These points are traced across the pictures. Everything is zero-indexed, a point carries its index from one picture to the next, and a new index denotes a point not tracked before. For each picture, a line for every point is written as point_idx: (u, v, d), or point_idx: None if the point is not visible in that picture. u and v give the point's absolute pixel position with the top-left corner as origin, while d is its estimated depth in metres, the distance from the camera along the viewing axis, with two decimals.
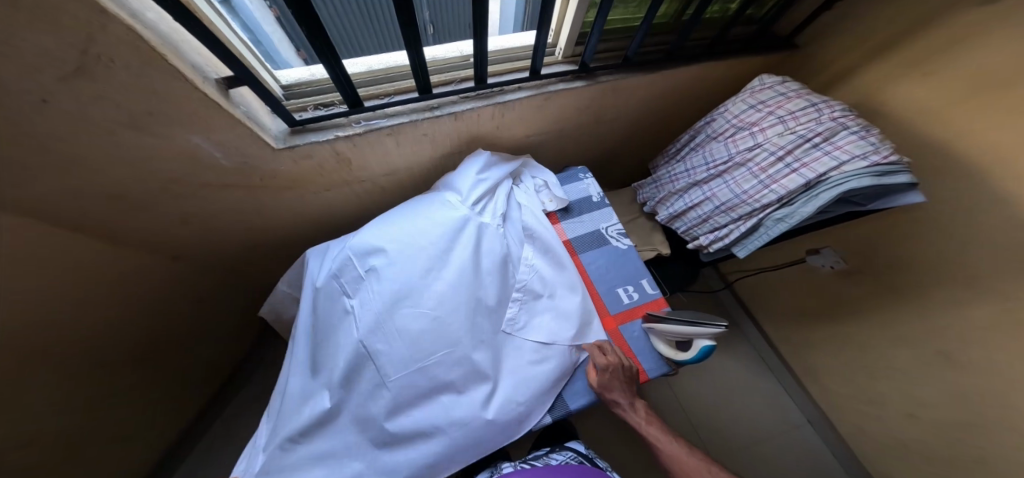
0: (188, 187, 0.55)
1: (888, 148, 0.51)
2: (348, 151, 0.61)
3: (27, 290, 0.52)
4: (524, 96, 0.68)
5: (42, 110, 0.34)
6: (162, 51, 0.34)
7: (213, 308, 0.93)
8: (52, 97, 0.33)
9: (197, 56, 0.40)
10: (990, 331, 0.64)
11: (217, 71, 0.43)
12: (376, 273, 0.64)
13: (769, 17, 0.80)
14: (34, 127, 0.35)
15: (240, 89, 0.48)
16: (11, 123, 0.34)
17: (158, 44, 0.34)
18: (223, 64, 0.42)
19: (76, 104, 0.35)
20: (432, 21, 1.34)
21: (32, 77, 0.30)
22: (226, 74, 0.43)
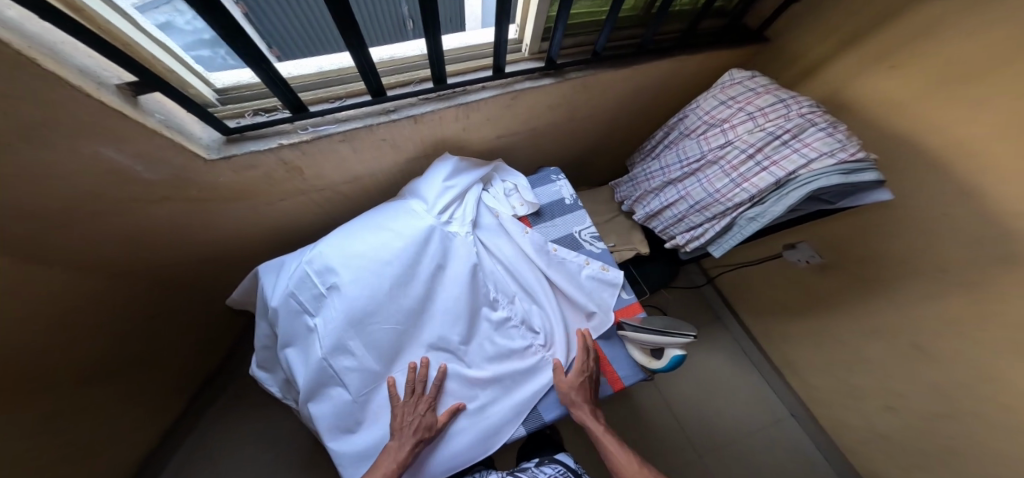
0: (115, 205, 0.50)
1: (855, 145, 0.50)
2: (296, 159, 0.56)
3: None
4: (489, 96, 0.64)
5: None
6: (32, 55, 0.29)
7: (171, 328, 0.88)
8: None
9: (86, 59, 0.36)
10: (958, 325, 0.65)
11: (117, 75, 0.39)
12: (335, 290, 0.60)
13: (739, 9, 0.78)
14: None
15: (154, 94, 0.44)
16: None
17: (29, 48, 0.29)
18: (123, 68, 0.38)
19: None
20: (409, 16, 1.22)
21: None
22: (128, 79, 0.39)
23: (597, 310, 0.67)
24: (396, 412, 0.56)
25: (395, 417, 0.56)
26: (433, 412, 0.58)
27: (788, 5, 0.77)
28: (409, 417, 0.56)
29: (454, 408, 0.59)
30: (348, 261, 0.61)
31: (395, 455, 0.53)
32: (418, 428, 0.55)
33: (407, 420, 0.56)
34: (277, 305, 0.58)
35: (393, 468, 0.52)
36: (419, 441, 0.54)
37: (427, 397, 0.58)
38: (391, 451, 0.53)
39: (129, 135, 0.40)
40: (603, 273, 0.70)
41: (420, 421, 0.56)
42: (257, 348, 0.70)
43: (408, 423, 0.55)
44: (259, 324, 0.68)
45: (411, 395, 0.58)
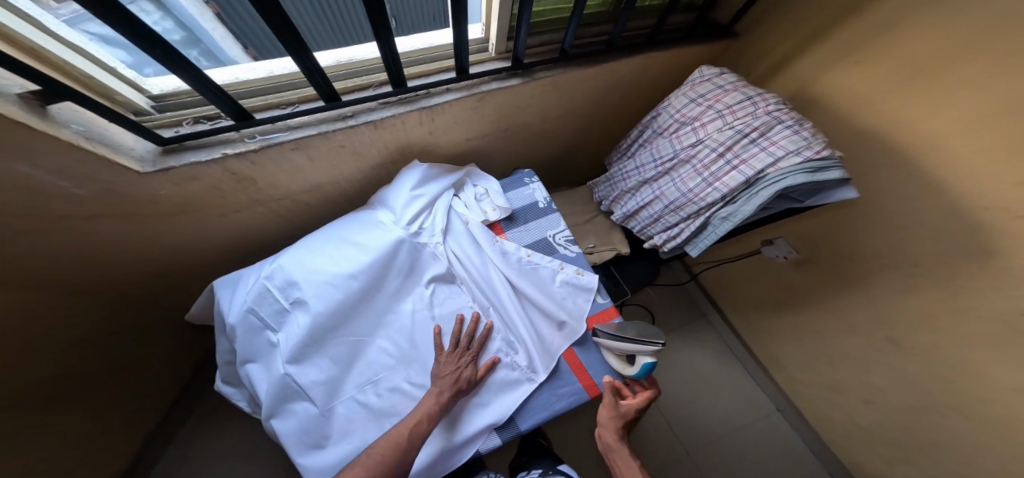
0: (42, 225, 0.46)
1: (821, 142, 0.49)
2: (247, 170, 0.53)
3: None
4: (454, 99, 0.62)
5: None
6: None
7: (130, 349, 0.82)
8: None
9: None
10: (930, 318, 0.66)
11: (20, 84, 0.35)
12: (298, 304, 0.57)
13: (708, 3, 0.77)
14: None
15: (67, 103, 0.40)
16: None
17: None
18: (26, 75, 0.34)
19: None
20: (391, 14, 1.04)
21: None
22: (34, 88, 0.35)
23: (568, 319, 0.65)
24: (440, 361, 0.57)
25: (439, 365, 0.57)
26: (473, 364, 0.59)
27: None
28: (452, 366, 0.57)
29: (489, 360, 0.60)
30: (310, 273, 0.58)
31: (433, 404, 0.53)
32: (457, 381, 0.56)
33: (449, 371, 0.57)
34: (235, 322, 0.55)
35: (430, 415, 0.53)
36: (457, 393, 0.55)
37: (470, 351, 0.59)
38: (429, 400, 0.54)
39: (40, 150, 0.36)
40: (578, 278, 0.69)
41: (462, 374, 0.57)
42: (220, 363, 0.67)
43: (452, 372, 0.57)
44: (220, 341, 0.64)
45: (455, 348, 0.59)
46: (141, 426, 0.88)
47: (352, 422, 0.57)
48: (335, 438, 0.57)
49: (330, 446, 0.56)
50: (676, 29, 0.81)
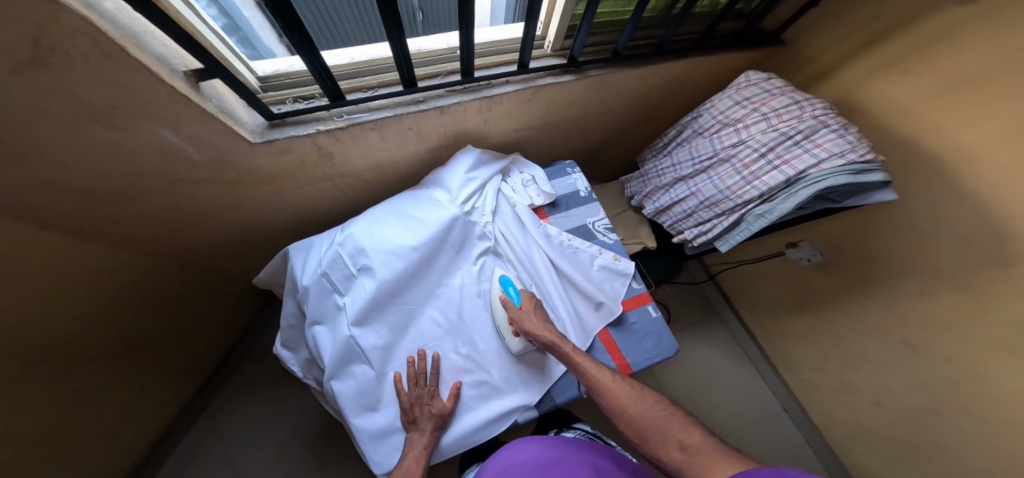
0: (157, 182, 0.52)
1: (864, 147, 0.53)
2: (330, 146, 0.59)
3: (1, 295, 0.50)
4: (512, 90, 0.67)
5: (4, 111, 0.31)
6: (120, 41, 0.31)
7: (193, 307, 0.90)
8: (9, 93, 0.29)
9: (161, 47, 0.38)
10: (949, 322, 0.69)
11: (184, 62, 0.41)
12: (365, 271, 0.63)
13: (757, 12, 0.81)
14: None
15: (210, 82, 0.46)
16: None
17: (119, 36, 0.32)
18: (192, 55, 0.40)
19: (41, 103, 0.32)
20: (418, 7, 0.99)
21: None
22: (194, 67, 0.41)
23: (605, 301, 0.71)
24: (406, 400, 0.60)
25: (410, 411, 0.60)
26: (439, 399, 0.61)
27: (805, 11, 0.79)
28: (423, 411, 0.60)
29: (452, 389, 0.62)
30: (377, 245, 0.64)
31: (417, 443, 0.58)
32: (430, 416, 0.60)
33: (419, 410, 0.60)
34: (309, 284, 0.61)
35: (424, 452, 0.58)
36: (435, 427, 0.60)
37: (431, 387, 0.62)
38: (415, 439, 0.59)
39: (183, 115, 0.42)
40: (615, 263, 0.74)
41: (431, 410, 0.60)
42: (283, 326, 0.73)
43: (426, 417, 0.60)
44: (287, 303, 0.71)
45: (421, 385, 0.62)
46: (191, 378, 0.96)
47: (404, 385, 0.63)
48: (385, 402, 0.63)
49: (381, 410, 0.62)
50: (722, 35, 0.84)
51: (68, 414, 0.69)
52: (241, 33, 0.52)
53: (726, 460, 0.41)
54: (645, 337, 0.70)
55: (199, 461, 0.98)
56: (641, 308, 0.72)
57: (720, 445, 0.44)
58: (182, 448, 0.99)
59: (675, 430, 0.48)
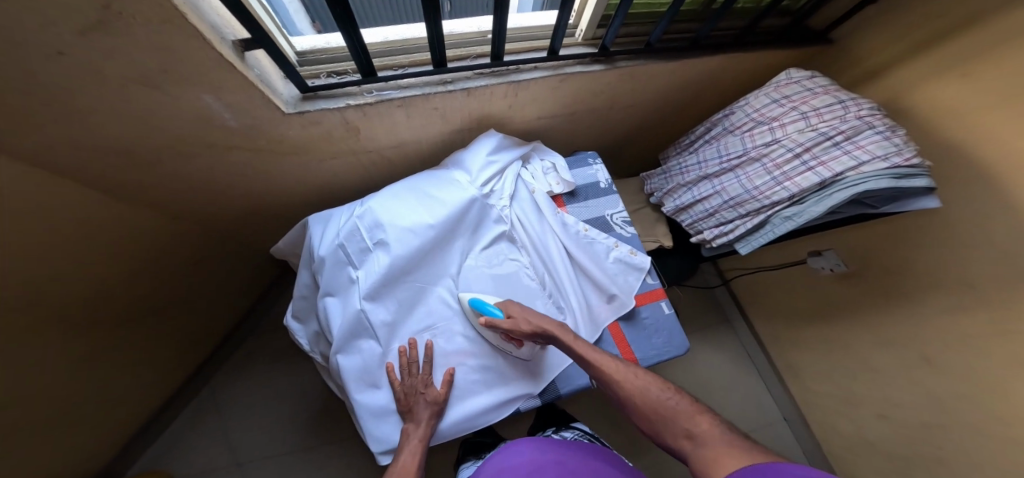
0: (193, 146, 0.54)
1: (910, 150, 0.52)
2: (358, 121, 0.60)
3: (47, 244, 0.53)
4: (540, 76, 0.66)
5: (61, 66, 0.32)
6: (182, 9, 0.32)
7: (213, 270, 0.95)
8: (71, 51, 0.30)
9: (215, 15, 0.39)
10: (973, 343, 0.66)
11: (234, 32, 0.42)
12: (381, 246, 0.64)
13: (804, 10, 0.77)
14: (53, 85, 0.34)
15: (253, 52, 0.47)
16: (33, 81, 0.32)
17: (181, 3, 0.32)
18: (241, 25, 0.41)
19: (97, 61, 0.33)
20: None
21: (54, 32, 0.28)
22: (243, 37, 0.42)
23: (618, 293, 0.70)
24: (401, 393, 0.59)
25: (404, 401, 0.60)
26: (433, 387, 0.61)
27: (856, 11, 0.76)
28: (419, 401, 0.60)
29: (444, 378, 0.61)
30: (393, 221, 0.65)
31: (415, 435, 0.57)
32: (426, 404, 0.59)
33: (415, 399, 0.60)
34: (325, 254, 0.62)
35: (421, 444, 0.57)
36: (433, 416, 0.59)
37: (423, 376, 0.61)
38: (412, 431, 0.58)
39: (226, 83, 0.43)
40: (631, 257, 0.74)
41: (426, 398, 0.59)
42: (296, 297, 0.75)
43: (422, 406, 0.59)
44: (302, 273, 0.74)
45: (415, 375, 0.61)
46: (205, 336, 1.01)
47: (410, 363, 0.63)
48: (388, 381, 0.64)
49: (383, 389, 0.63)
50: (764, 32, 0.81)
51: (96, 361, 0.73)
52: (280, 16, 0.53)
53: (731, 450, 0.39)
54: (655, 334, 0.69)
55: (214, 412, 1.05)
56: (653, 304, 0.72)
57: (729, 435, 0.42)
58: (199, 399, 1.06)
59: (682, 418, 0.46)
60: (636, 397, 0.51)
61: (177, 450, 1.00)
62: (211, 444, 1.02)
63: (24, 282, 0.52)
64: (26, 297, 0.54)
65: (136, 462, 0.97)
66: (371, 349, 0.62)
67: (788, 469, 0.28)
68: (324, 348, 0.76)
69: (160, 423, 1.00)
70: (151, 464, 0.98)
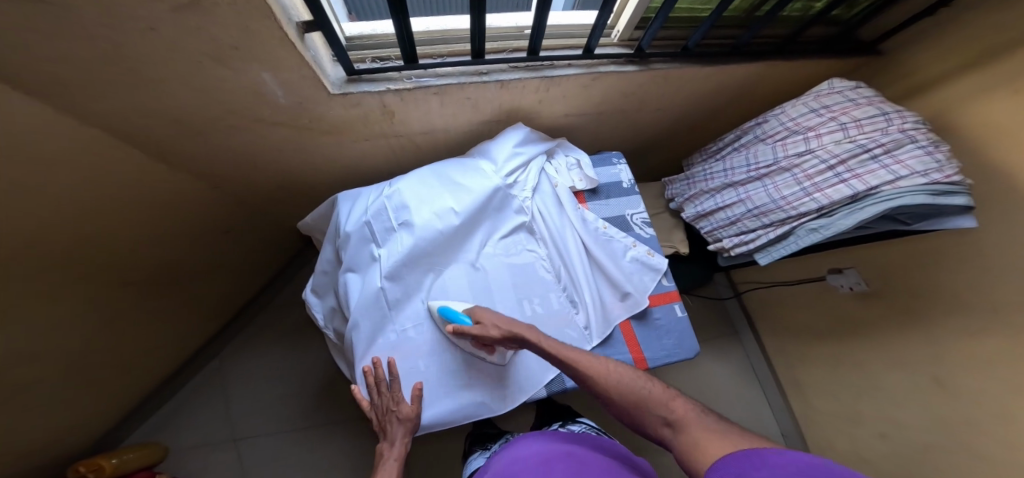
0: (244, 121, 0.58)
1: (952, 168, 0.51)
2: (395, 105, 0.63)
3: (107, 199, 0.58)
4: (574, 74, 0.67)
5: (149, 37, 0.35)
6: None
7: (240, 239, 0.99)
8: (158, 25, 0.34)
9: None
10: (985, 371, 0.65)
11: (299, 14, 0.45)
12: (404, 228, 0.66)
13: (854, 21, 0.77)
14: (140, 54, 0.37)
15: (310, 34, 0.50)
16: (124, 48, 0.36)
17: None
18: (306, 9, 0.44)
19: (178, 35, 0.36)
20: None
21: (151, 6, 0.31)
22: (306, 20, 0.45)
23: (632, 292, 0.71)
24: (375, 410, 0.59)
25: (377, 418, 0.59)
26: (401, 404, 0.59)
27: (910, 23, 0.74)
28: (391, 419, 0.59)
29: (414, 394, 0.59)
30: (418, 204, 0.68)
31: (390, 452, 0.57)
32: (398, 423, 0.58)
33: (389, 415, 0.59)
34: (352, 230, 0.65)
35: (398, 463, 0.57)
36: (406, 434, 0.58)
37: (392, 394, 0.59)
38: (388, 450, 0.58)
39: (285, 62, 0.46)
40: (648, 258, 0.75)
41: (397, 416, 0.58)
42: (317, 271, 0.78)
43: (394, 424, 0.58)
44: (326, 249, 0.77)
45: (383, 394, 0.59)
46: (226, 300, 1.06)
47: (421, 345, 0.65)
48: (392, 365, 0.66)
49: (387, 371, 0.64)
50: (811, 41, 0.80)
51: (131, 311, 0.79)
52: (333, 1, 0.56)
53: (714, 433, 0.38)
54: (667, 335, 0.70)
55: (234, 370, 1.12)
56: (666, 306, 0.73)
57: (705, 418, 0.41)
58: (219, 358, 1.12)
59: (657, 406, 0.45)
60: (610, 388, 0.49)
61: (196, 403, 1.07)
62: (228, 400, 1.09)
63: (84, 232, 0.57)
64: (80, 246, 0.59)
65: (158, 410, 1.05)
66: (379, 331, 0.64)
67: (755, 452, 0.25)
68: (336, 324, 0.79)
69: (183, 377, 1.07)
70: (171, 413, 1.05)
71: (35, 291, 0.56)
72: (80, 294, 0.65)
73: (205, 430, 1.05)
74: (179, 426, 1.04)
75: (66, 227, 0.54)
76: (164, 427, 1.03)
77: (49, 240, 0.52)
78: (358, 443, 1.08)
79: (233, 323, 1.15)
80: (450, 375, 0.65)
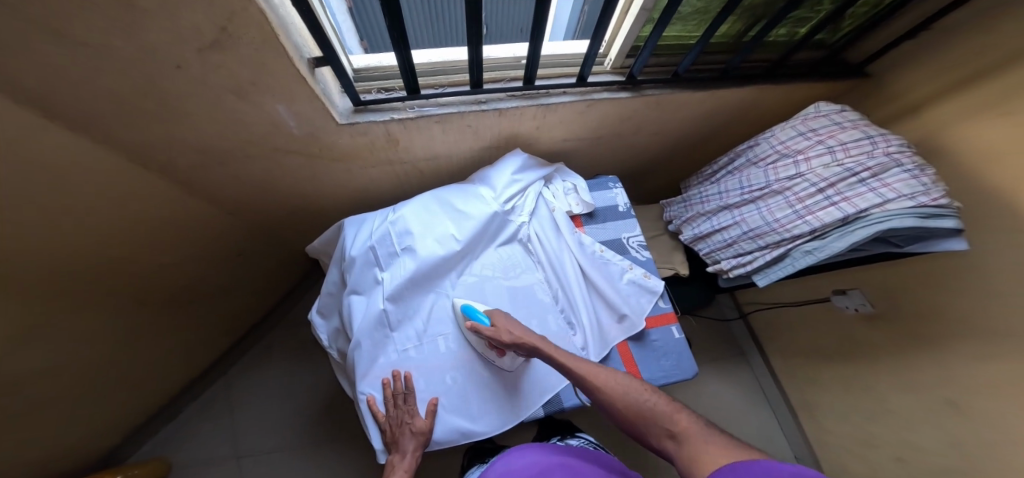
0: (262, 150, 0.61)
1: (938, 191, 0.52)
2: (398, 133, 0.66)
3: (130, 223, 0.61)
4: (569, 101, 0.70)
5: (174, 75, 0.39)
6: (278, 32, 0.39)
7: (250, 261, 1.01)
8: (183, 64, 0.38)
9: (299, 37, 0.46)
10: (999, 395, 0.63)
11: (309, 50, 0.49)
12: (407, 252, 0.68)
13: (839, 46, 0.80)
14: (165, 90, 0.41)
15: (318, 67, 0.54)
16: (154, 85, 0.39)
17: (279, 29, 0.39)
18: (317, 46, 0.48)
19: (199, 72, 0.40)
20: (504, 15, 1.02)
21: (178, 46, 0.35)
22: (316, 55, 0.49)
23: (629, 314, 0.71)
24: (388, 421, 0.59)
25: (389, 431, 0.59)
26: (417, 417, 0.60)
27: (892, 46, 0.77)
28: (404, 432, 0.59)
29: (429, 407, 0.61)
30: (421, 230, 0.70)
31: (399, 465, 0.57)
32: (410, 436, 0.59)
33: (401, 428, 0.59)
34: (357, 254, 0.67)
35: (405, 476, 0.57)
36: (418, 448, 0.59)
37: (408, 407, 0.60)
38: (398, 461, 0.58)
39: (298, 96, 0.50)
40: (645, 280, 0.75)
41: (412, 429, 0.59)
42: (322, 293, 0.80)
43: (407, 437, 0.59)
44: (331, 271, 0.78)
45: (399, 406, 0.60)
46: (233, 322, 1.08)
47: (421, 366, 0.65)
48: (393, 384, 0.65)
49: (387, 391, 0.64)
50: (798, 64, 0.83)
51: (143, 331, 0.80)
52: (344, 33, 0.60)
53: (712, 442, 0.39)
54: (664, 357, 0.69)
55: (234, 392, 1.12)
56: (664, 328, 0.72)
57: (709, 428, 0.42)
58: (221, 380, 1.12)
59: (664, 417, 0.46)
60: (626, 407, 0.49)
61: (195, 426, 1.06)
62: (228, 422, 1.08)
63: (106, 253, 0.60)
64: (101, 266, 0.62)
65: (157, 435, 1.03)
66: (380, 351, 0.64)
67: (765, 464, 0.29)
68: (339, 345, 0.79)
69: (186, 399, 1.06)
70: (171, 436, 1.04)
71: (60, 305, 0.59)
72: (99, 310, 0.68)
73: (203, 454, 1.03)
74: (179, 447, 1.03)
75: (89, 249, 0.57)
76: (164, 450, 1.02)
77: (71, 261, 0.55)
78: (356, 463, 1.05)
79: (239, 345, 1.15)
80: (452, 396, 0.65)
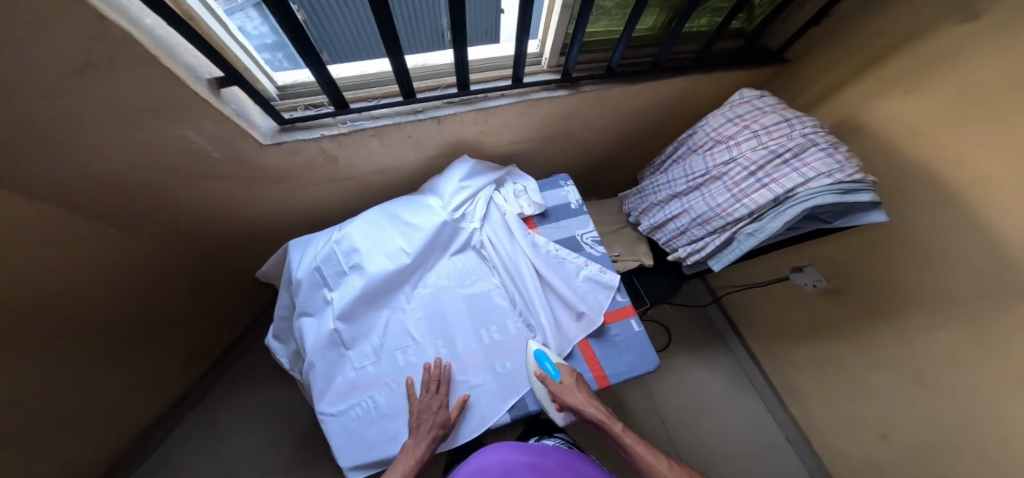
0: (190, 173, 0.58)
1: (853, 166, 0.52)
2: (334, 150, 0.65)
3: (36, 262, 0.56)
4: (507, 103, 0.70)
5: (49, 103, 0.37)
6: (155, 54, 0.38)
7: (207, 291, 0.98)
8: (50, 90, 0.35)
9: (191, 58, 0.45)
10: (963, 358, 0.63)
11: (209, 71, 0.47)
12: (357, 270, 0.67)
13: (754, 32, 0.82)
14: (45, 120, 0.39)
15: (229, 88, 0.53)
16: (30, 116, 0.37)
17: (155, 49, 0.38)
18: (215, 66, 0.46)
19: (77, 97, 0.37)
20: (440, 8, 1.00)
21: (40, 72, 0.33)
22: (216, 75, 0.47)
23: (586, 311, 0.71)
24: (416, 410, 0.58)
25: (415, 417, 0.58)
26: (445, 408, 0.59)
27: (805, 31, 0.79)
28: (430, 417, 0.58)
29: (463, 399, 0.62)
30: (370, 245, 0.69)
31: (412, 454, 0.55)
32: (433, 425, 0.57)
33: (425, 418, 0.58)
34: (302, 277, 0.65)
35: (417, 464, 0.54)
36: (435, 437, 0.56)
37: (440, 394, 0.60)
38: (409, 450, 0.55)
39: (206, 117, 0.48)
40: (600, 275, 0.75)
41: (437, 418, 0.58)
42: (276, 317, 0.77)
43: (430, 422, 0.57)
44: (282, 294, 0.76)
45: (427, 394, 0.60)
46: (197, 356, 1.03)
47: (382, 381, 0.63)
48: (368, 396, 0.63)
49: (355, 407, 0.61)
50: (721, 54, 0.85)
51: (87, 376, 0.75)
52: (286, 50, 0.59)
53: None
54: (626, 351, 0.69)
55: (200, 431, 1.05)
56: (624, 322, 0.72)
57: None
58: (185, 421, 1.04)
59: None
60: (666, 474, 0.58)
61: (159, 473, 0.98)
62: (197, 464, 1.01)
63: (11, 296, 0.55)
64: (12, 311, 0.57)
65: None
66: (336, 371, 0.63)
67: None
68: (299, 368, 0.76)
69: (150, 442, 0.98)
70: None
71: None
72: (25, 359, 0.63)
73: None
74: None
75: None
76: None
77: None
78: None
79: (206, 378, 1.08)
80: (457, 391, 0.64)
